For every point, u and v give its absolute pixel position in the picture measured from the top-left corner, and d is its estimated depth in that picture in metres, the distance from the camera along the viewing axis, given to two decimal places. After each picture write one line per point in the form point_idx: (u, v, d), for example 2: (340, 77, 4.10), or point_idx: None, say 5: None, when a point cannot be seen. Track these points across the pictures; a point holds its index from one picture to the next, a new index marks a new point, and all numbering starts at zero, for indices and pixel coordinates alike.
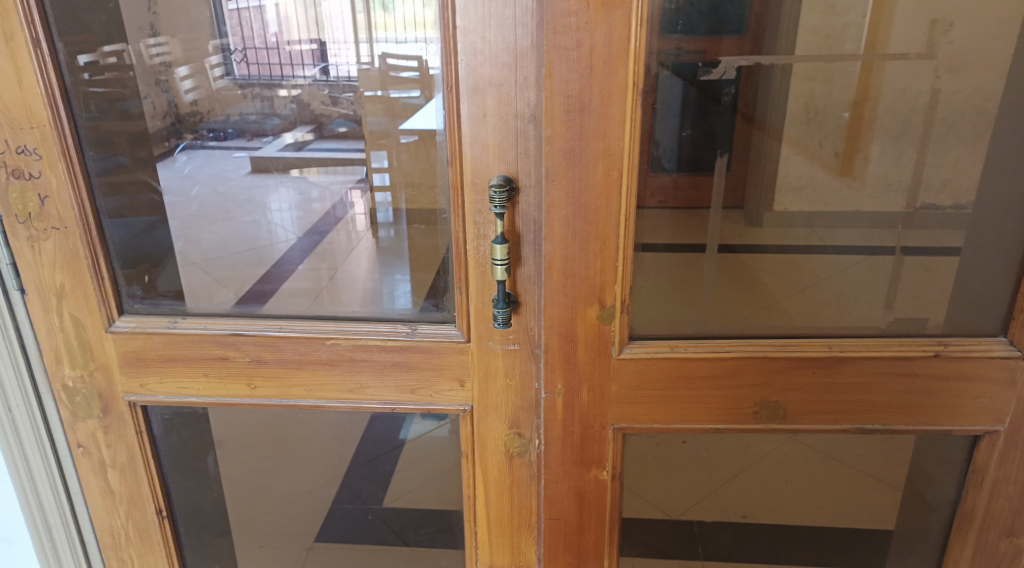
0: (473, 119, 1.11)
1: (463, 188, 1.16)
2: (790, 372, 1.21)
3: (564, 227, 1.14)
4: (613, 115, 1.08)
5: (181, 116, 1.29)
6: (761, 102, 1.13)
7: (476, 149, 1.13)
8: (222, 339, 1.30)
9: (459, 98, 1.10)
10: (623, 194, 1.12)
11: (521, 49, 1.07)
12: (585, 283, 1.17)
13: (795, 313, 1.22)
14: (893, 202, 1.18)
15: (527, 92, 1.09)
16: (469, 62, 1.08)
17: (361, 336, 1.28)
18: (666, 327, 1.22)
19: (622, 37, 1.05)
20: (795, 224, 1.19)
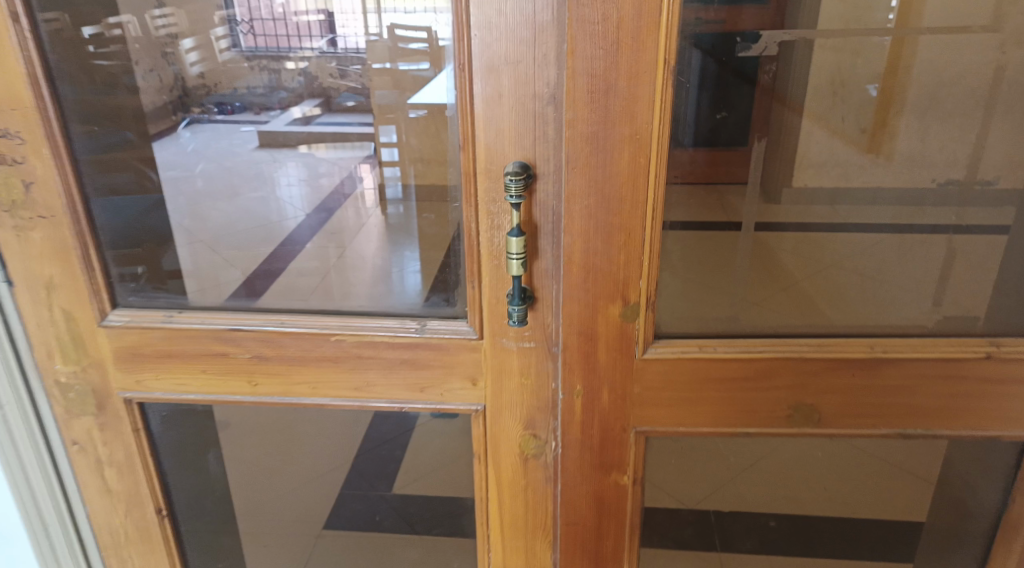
0: (487, 100, 1.02)
1: (475, 176, 1.07)
2: (827, 374, 1.13)
3: (585, 219, 1.05)
4: (641, 96, 0.98)
5: (187, 90, 1.19)
6: (805, 82, 1.02)
7: (490, 133, 1.04)
8: (221, 335, 1.23)
9: (472, 77, 1.01)
10: (651, 183, 1.02)
11: (539, 24, 0.97)
12: (607, 278, 1.09)
13: (832, 310, 1.14)
14: (920, 180, 1.08)
15: (547, 71, 0.99)
16: (482, 38, 0.98)
17: (368, 333, 1.21)
18: (695, 324, 1.14)
19: (652, 10, 0.94)
20: (833, 214, 1.10)
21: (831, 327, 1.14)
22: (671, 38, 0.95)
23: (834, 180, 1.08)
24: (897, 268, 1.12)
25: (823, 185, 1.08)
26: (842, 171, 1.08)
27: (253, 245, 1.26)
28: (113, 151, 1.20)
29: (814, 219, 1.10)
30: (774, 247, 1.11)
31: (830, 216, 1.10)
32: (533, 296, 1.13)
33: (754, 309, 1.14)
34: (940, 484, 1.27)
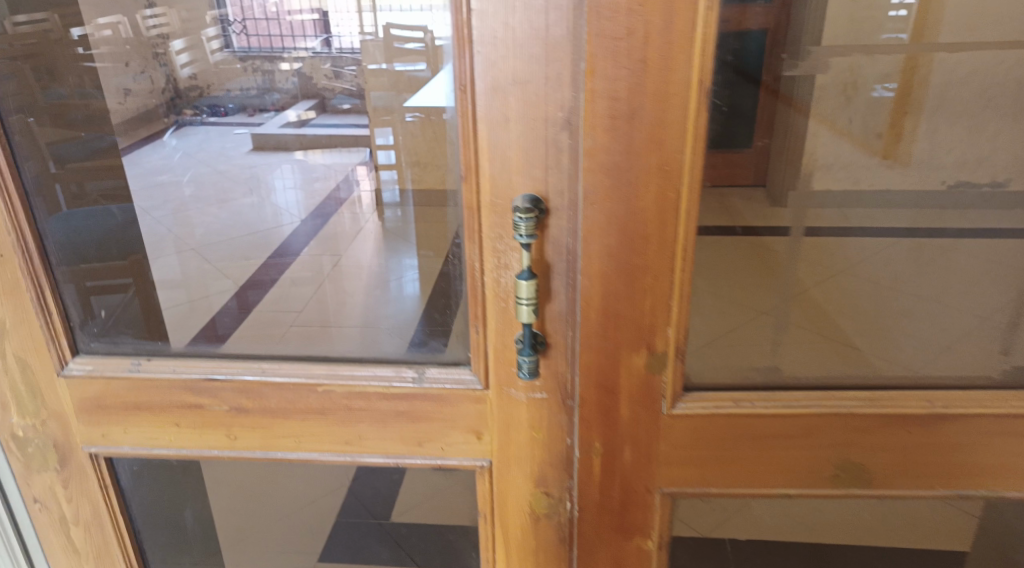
0: (493, 125, 0.88)
1: (480, 211, 0.94)
2: (878, 431, 1.01)
3: (605, 260, 0.92)
4: (671, 122, 0.84)
5: (180, 92, 1.09)
6: (860, 104, 0.93)
7: (497, 162, 0.90)
8: (194, 386, 1.10)
9: (475, 99, 0.87)
10: (682, 219, 0.89)
11: (552, 38, 0.84)
12: (630, 325, 0.96)
13: (875, 356, 1.03)
14: (925, 183, 0.99)
15: (562, 92, 0.86)
16: (486, 56, 0.85)
17: (359, 383, 1.08)
18: (729, 376, 1.01)
19: (685, 24, 0.81)
20: (887, 249, 1.00)
21: (879, 379, 1.02)
22: (706, 57, 0.82)
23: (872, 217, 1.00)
24: (941, 308, 1.03)
25: (829, 187, 0.99)
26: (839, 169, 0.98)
27: (244, 257, 1.16)
28: (97, 158, 1.11)
29: (858, 256, 1.01)
30: (814, 289, 1.01)
31: (846, 226, 1.00)
32: (545, 344, 0.99)
33: (794, 358, 1.02)
34: (993, 545, 1.16)
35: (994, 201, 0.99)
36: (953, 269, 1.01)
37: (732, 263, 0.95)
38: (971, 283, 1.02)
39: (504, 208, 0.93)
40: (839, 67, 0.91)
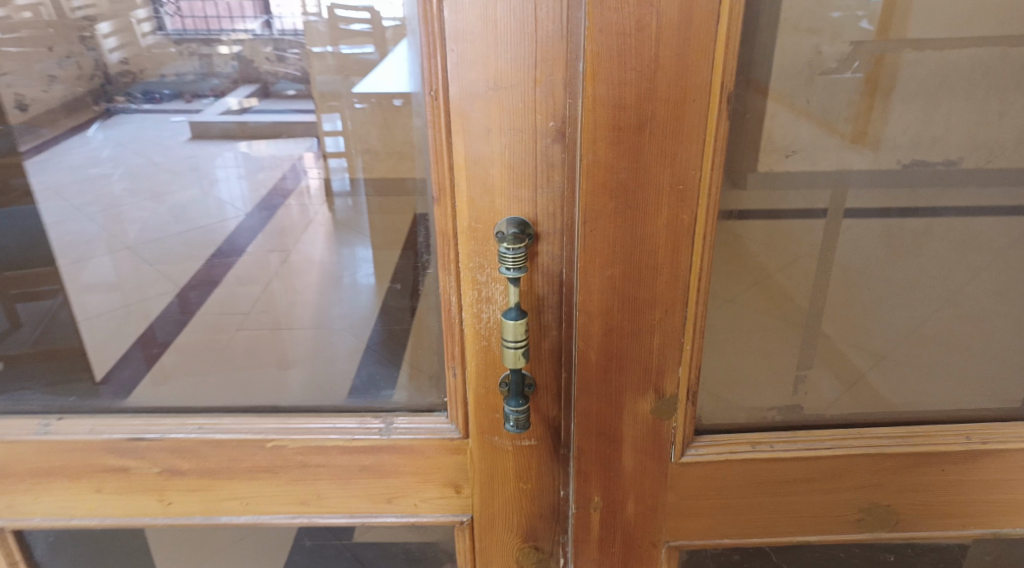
0: (471, 138, 0.73)
1: (456, 238, 0.79)
2: (909, 470, 0.90)
3: (607, 294, 0.78)
4: (688, 134, 0.70)
5: (110, 77, 0.87)
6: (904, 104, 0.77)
7: (476, 181, 0.75)
8: (118, 446, 0.93)
9: (449, 107, 0.72)
10: (698, 244, 0.76)
11: (543, 34, 0.68)
12: (636, 367, 0.82)
13: (899, 395, 0.92)
14: (877, 161, 0.80)
15: (555, 99, 0.71)
16: (463, 54, 0.70)
17: (315, 439, 0.92)
18: (748, 417, 0.90)
19: (705, 16, 0.66)
20: (926, 273, 0.86)
21: (915, 416, 0.91)
22: (731, 56, 0.68)
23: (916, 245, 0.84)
24: (978, 341, 0.90)
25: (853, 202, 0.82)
26: (781, 150, 0.78)
27: (176, 272, 1.01)
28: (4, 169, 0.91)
29: (890, 281, 0.86)
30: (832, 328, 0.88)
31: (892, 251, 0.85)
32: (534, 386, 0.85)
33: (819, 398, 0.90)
34: None
35: (947, 182, 0.81)
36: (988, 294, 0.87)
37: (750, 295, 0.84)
38: (947, 283, 0.87)
39: (486, 236, 0.78)
40: (890, 65, 0.75)
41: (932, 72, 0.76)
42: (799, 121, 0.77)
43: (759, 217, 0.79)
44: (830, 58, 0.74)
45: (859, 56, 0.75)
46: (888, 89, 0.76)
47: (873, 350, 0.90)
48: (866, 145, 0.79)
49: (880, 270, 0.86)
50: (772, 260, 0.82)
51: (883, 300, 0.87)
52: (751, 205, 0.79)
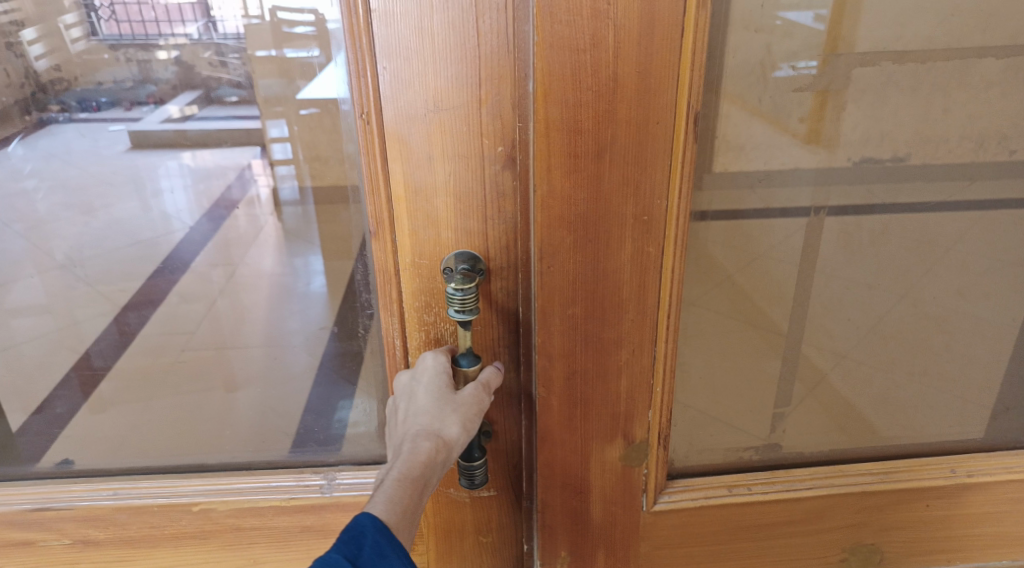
0: (410, 166, 0.64)
1: (398, 275, 0.69)
2: (890, 510, 0.87)
3: (568, 335, 0.70)
4: (652, 160, 0.63)
5: (43, 85, 0.94)
6: (878, 126, 0.72)
7: (418, 214, 0.66)
8: (20, 518, 0.84)
9: (382, 129, 0.63)
10: (666, 279, 0.68)
11: (486, 52, 0.60)
12: (603, 413, 0.74)
13: (882, 427, 0.89)
14: (826, 159, 0.73)
15: (504, 123, 0.63)
16: (395, 72, 0.61)
17: (246, 501, 0.83)
18: (725, 456, 0.87)
19: (670, 27, 0.59)
20: (907, 307, 0.82)
21: (896, 448, 0.89)
22: (699, 74, 0.61)
23: (895, 271, 0.80)
24: (956, 373, 0.87)
25: (835, 232, 0.77)
26: (719, 157, 0.71)
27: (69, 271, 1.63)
28: None
29: (874, 310, 0.82)
30: (817, 364, 0.85)
31: (871, 283, 0.80)
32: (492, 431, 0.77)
33: (796, 432, 0.88)
34: None
35: (897, 177, 0.75)
36: (963, 324, 0.84)
37: (725, 332, 0.81)
38: (926, 317, 0.83)
39: (433, 275, 0.69)
40: (868, 84, 0.70)
41: (912, 91, 0.71)
42: (774, 147, 0.72)
43: (730, 256, 0.76)
44: (804, 74, 0.69)
45: (835, 71, 0.69)
46: (864, 107, 0.71)
47: (857, 382, 0.86)
48: (820, 146, 0.73)
49: (859, 303, 0.82)
50: (743, 301, 0.79)
51: (862, 338, 0.84)
52: (703, 209, 0.73)
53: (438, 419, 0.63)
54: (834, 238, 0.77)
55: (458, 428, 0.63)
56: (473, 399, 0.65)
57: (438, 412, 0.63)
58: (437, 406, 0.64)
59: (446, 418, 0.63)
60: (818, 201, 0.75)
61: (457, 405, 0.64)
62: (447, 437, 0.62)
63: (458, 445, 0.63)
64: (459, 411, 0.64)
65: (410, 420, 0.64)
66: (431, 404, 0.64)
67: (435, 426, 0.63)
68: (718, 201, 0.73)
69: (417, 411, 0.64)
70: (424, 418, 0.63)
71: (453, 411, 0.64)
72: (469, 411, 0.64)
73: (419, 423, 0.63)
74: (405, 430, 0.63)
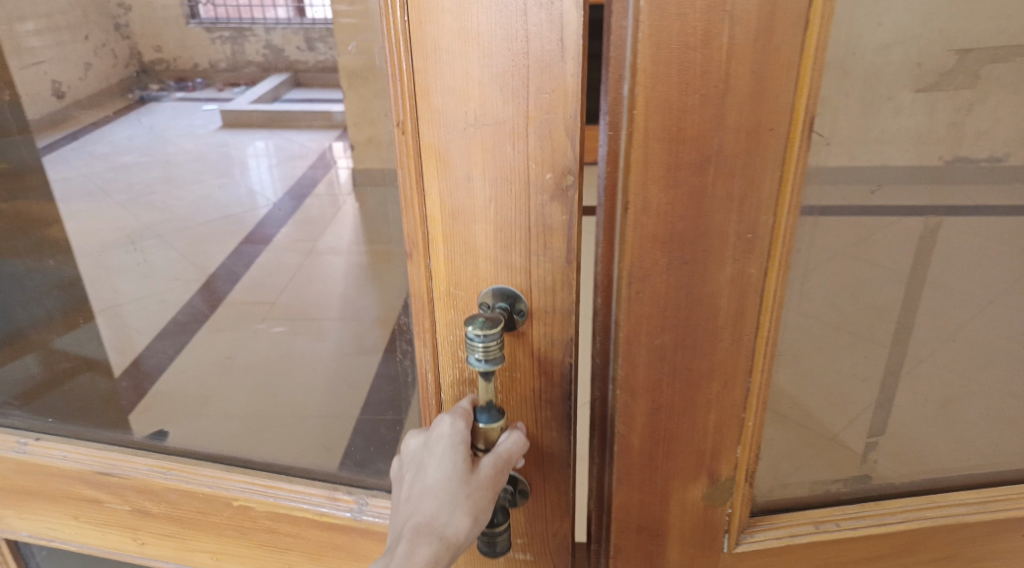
0: (449, 186, 0.60)
1: (433, 302, 0.66)
2: (983, 539, 0.80)
3: (654, 366, 0.63)
4: (759, 174, 0.56)
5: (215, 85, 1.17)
6: (994, 122, 0.63)
7: (455, 239, 0.62)
8: (90, 477, 0.88)
9: (427, 143, 0.59)
10: (769, 307, 0.62)
11: (535, 59, 0.54)
12: (688, 449, 0.68)
13: (974, 451, 0.82)
14: (917, 155, 0.64)
15: (553, 145, 0.56)
16: (438, 75, 0.56)
17: (281, 507, 0.82)
18: (810, 490, 0.79)
19: (792, 22, 0.51)
20: (1004, 320, 0.75)
21: (988, 476, 0.81)
22: (818, 70, 0.53)
23: (995, 282, 0.72)
24: None
25: (941, 237, 0.69)
26: (830, 160, 0.63)
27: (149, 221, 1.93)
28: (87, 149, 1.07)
29: (962, 317, 0.74)
30: (914, 381, 0.78)
31: (969, 294, 0.73)
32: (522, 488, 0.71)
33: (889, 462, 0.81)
34: None
35: (992, 179, 0.67)
36: None
37: (824, 352, 0.73)
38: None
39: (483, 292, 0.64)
40: (986, 77, 0.61)
41: None
42: (879, 147, 0.63)
43: (829, 265, 0.68)
44: (919, 68, 0.60)
45: (962, 68, 0.60)
46: (981, 104, 0.62)
47: (952, 397, 0.79)
48: (926, 147, 0.64)
49: (952, 315, 0.74)
50: (836, 319, 0.71)
51: (958, 354, 0.76)
52: (811, 206, 0.64)
53: (446, 509, 0.58)
54: (946, 244, 0.69)
55: (466, 523, 0.58)
56: (487, 482, 0.60)
57: (447, 501, 0.58)
58: (447, 493, 0.58)
59: (455, 510, 0.58)
60: (923, 205, 0.67)
61: (469, 492, 0.59)
62: (454, 534, 0.58)
63: (465, 540, 0.58)
64: (471, 501, 0.59)
65: (417, 501, 0.59)
66: (441, 488, 0.59)
67: (441, 519, 0.58)
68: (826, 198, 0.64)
69: (426, 493, 0.59)
70: (432, 507, 0.58)
71: (463, 500, 0.58)
72: (481, 500, 0.59)
73: (424, 511, 0.58)
74: (409, 517, 0.59)
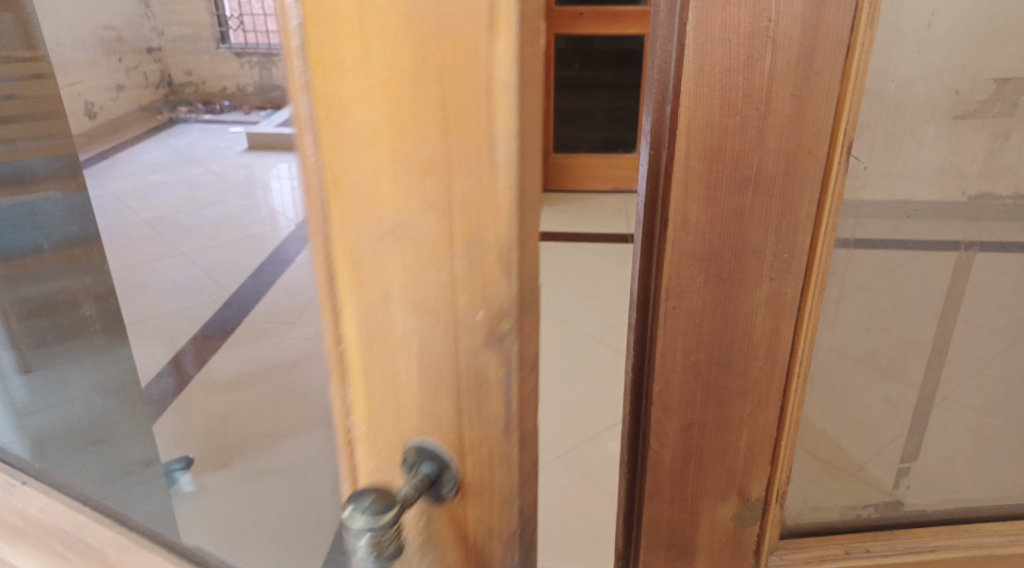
0: (365, 310, 0.48)
1: (349, 446, 0.53)
2: None
3: (689, 382, 0.64)
4: (798, 195, 0.57)
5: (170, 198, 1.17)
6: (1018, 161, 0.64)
7: (375, 374, 0.50)
8: (64, 534, 0.84)
9: (335, 255, 0.47)
10: (806, 324, 0.62)
11: (461, 168, 0.42)
12: (720, 467, 0.68)
13: (1000, 484, 0.81)
14: (941, 191, 0.65)
15: (486, 276, 0.45)
16: (354, 177, 0.44)
17: None
18: (841, 515, 0.79)
19: (832, 48, 0.52)
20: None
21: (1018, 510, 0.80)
22: (858, 94, 0.55)
23: None
24: None
25: (966, 276, 0.69)
26: (864, 188, 0.64)
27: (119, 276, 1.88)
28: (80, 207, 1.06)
29: (990, 355, 0.74)
30: (938, 417, 0.78)
31: (997, 336, 0.73)
32: None
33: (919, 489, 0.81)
34: None
35: (1019, 217, 0.68)
36: None
37: (857, 379, 0.74)
38: None
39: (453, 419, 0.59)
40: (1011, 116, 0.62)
41: None
42: (906, 182, 0.64)
43: (864, 289, 0.68)
44: (946, 106, 0.61)
45: (997, 102, 0.61)
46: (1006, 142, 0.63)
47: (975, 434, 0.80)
48: (950, 184, 0.65)
49: (981, 353, 0.74)
50: (862, 353, 0.72)
51: (983, 391, 0.76)
52: (846, 238, 0.65)
53: None
54: (973, 280, 0.70)
55: None
56: None
57: None
58: None
59: None
60: (948, 242, 0.68)
61: None
62: None
63: None
64: None
65: None
66: None
67: None
68: (861, 229, 0.65)
69: None
70: None
71: None
72: None
73: None
74: None
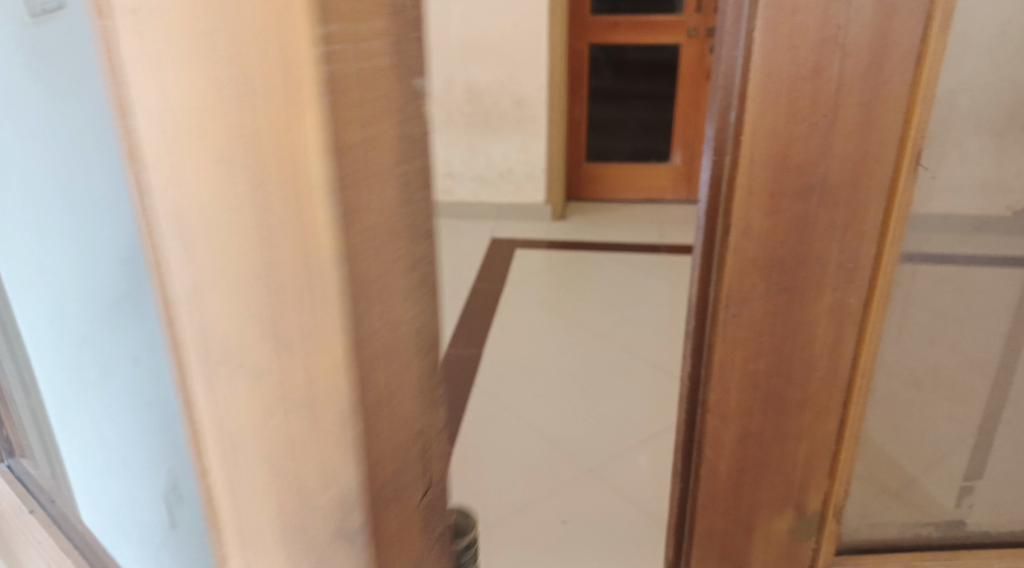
0: (220, 440, 0.39)
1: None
2: None
3: (746, 391, 0.64)
4: (864, 205, 0.56)
5: None
6: None
7: (237, 512, 0.41)
8: None
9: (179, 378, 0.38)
10: (869, 335, 0.61)
11: (291, 312, 0.35)
12: (777, 477, 0.67)
13: None
14: (987, 204, 0.64)
15: (329, 435, 0.37)
16: (189, 302, 0.36)
17: None
18: (899, 532, 0.78)
19: (902, 55, 0.51)
20: None
21: None
22: (928, 104, 0.53)
23: None
24: None
25: None
26: (931, 198, 0.62)
27: None
28: None
29: None
30: (1003, 437, 0.75)
31: None
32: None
33: (983, 509, 0.78)
34: None
35: None
36: None
37: (918, 395, 0.72)
38: None
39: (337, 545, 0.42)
40: None
41: None
42: (959, 194, 0.63)
43: (930, 303, 0.66)
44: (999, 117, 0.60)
45: None
46: None
47: None
48: (997, 197, 0.64)
49: None
50: (925, 368, 0.70)
51: None
52: (912, 251, 0.63)
53: None
54: None
55: None
56: None
57: None
58: None
59: None
60: (1002, 255, 0.66)
61: None
62: None
63: None
64: None
65: None
66: None
67: None
68: (928, 240, 0.63)
69: None
70: None
71: None
72: None
73: None
74: None
